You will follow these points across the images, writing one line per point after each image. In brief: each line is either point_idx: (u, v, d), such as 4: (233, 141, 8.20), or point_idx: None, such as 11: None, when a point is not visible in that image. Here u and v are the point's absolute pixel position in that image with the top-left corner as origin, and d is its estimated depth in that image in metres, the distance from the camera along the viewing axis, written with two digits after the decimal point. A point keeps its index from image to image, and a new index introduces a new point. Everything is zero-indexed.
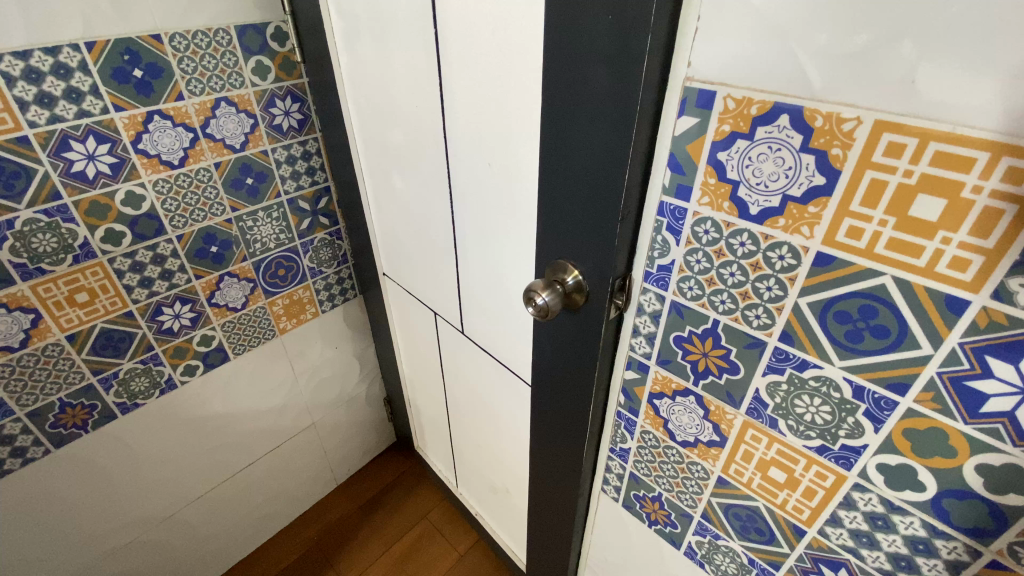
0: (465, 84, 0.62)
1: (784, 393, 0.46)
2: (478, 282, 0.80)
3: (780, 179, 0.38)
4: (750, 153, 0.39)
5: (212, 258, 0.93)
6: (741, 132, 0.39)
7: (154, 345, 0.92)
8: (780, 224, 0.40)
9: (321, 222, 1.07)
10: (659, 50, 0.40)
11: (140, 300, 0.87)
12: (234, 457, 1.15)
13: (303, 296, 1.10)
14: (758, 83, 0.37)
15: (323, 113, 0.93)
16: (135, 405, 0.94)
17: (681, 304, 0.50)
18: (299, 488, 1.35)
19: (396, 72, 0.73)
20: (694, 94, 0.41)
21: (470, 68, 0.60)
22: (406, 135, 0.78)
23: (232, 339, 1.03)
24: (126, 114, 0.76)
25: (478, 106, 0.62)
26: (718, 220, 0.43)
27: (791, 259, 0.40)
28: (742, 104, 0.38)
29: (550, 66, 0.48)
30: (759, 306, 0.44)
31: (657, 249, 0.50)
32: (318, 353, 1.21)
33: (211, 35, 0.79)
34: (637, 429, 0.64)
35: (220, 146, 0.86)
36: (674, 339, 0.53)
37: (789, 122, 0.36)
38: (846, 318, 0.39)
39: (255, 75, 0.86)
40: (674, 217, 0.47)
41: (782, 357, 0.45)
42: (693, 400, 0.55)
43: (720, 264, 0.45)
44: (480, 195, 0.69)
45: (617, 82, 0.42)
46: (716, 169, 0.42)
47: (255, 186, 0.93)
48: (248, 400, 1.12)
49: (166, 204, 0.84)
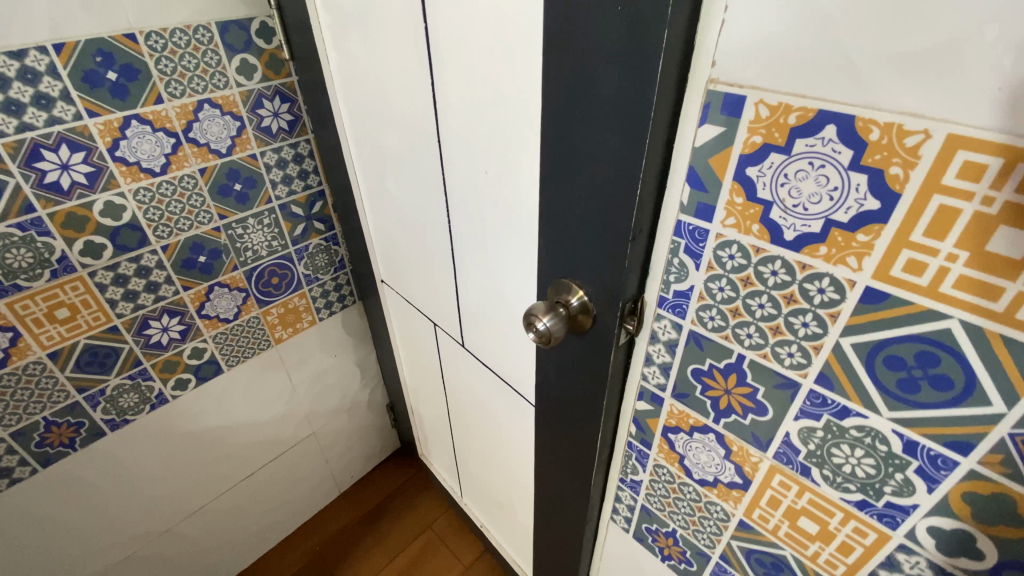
0: (458, 83, 0.56)
1: (819, 440, 0.41)
2: (478, 295, 0.74)
3: (822, 201, 0.32)
4: (786, 169, 0.33)
5: (201, 268, 0.88)
6: (775, 145, 0.33)
7: (142, 360, 0.88)
8: (821, 252, 0.34)
9: (316, 227, 1.02)
10: (676, 49, 0.34)
11: (125, 314, 0.83)
12: (232, 469, 1.12)
13: (298, 304, 1.06)
14: (796, 86, 0.31)
15: (315, 114, 0.87)
16: (124, 421, 0.91)
17: (701, 335, 0.44)
18: (301, 498, 1.32)
19: (387, 71, 0.67)
20: (719, 99, 0.34)
21: (463, 65, 0.54)
22: (399, 138, 0.73)
23: (225, 351, 0.99)
24: (101, 119, 0.71)
25: (472, 107, 0.56)
26: (745, 244, 0.37)
27: (833, 293, 0.34)
28: (777, 112, 0.32)
29: (550, 64, 0.42)
30: (792, 343, 0.38)
31: (673, 273, 0.44)
32: (317, 362, 1.16)
33: (191, 32, 0.74)
34: (650, 461, 0.58)
35: (204, 151, 0.81)
36: (691, 372, 0.47)
37: (836, 134, 0.30)
38: (899, 364, 0.33)
39: (239, 74, 0.81)
40: (692, 238, 0.40)
41: (818, 401, 0.39)
42: (713, 438, 0.49)
43: (748, 293, 0.39)
44: (477, 203, 0.63)
45: (628, 86, 0.36)
46: (744, 186, 0.35)
47: (244, 192, 0.88)
48: (244, 411, 1.08)
49: (148, 213, 0.79)
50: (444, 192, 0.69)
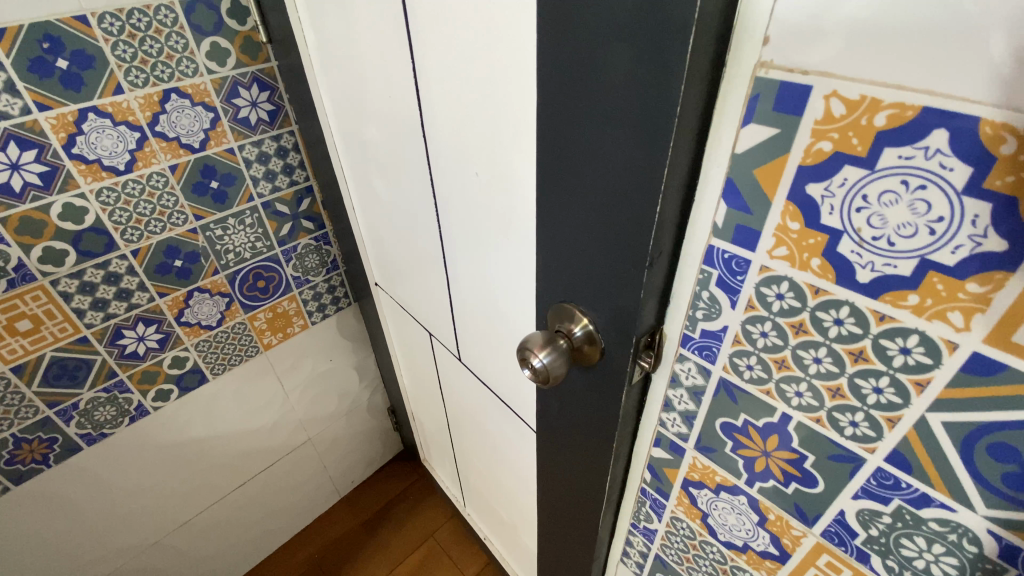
0: (442, 67, 0.47)
1: (885, 527, 0.32)
2: (474, 308, 0.66)
3: (918, 235, 0.23)
4: (867, 190, 0.24)
5: (177, 272, 0.82)
6: (851, 156, 0.23)
7: (117, 371, 0.83)
8: (910, 302, 0.25)
9: (304, 226, 0.94)
10: (710, 21, 0.24)
11: (95, 325, 0.77)
12: (223, 478, 1.07)
13: (288, 308, 0.99)
14: (891, 71, 0.21)
15: (297, 103, 0.79)
16: (102, 436, 0.86)
17: (734, 385, 0.35)
18: (299, 504, 1.27)
19: (366, 53, 0.58)
20: (771, 90, 0.25)
21: (447, 46, 0.45)
22: (383, 132, 0.64)
23: (209, 360, 0.92)
24: (53, 113, 0.64)
25: (459, 96, 0.47)
26: (800, 282, 0.28)
27: (923, 356, 0.25)
28: (857, 109, 0.23)
29: (547, 43, 0.33)
30: (857, 411, 0.29)
31: (702, 309, 0.35)
32: (311, 368, 1.09)
33: (151, 13, 0.66)
34: (666, 512, 0.50)
35: (174, 145, 0.74)
36: (721, 426, 0.38)
37: (947, 143, 0.21)
38: (1010, 456, 0.25)
39: (210, 60, 0.73)
40: (728, 269, 0.31)
41: (887, 482, 0.31)
42: (744, 501, 0.41)
43: (799, 343, 0.30)
44: (470, 208, 0.55)
45: (644, 72, 0.27)
46: (803, 210, 0.26)
47: (221, 190, 0.81)
48: (233, 420, 1.02)
49: (114, 215, 0.72)
50: (434, 194, 0.60)
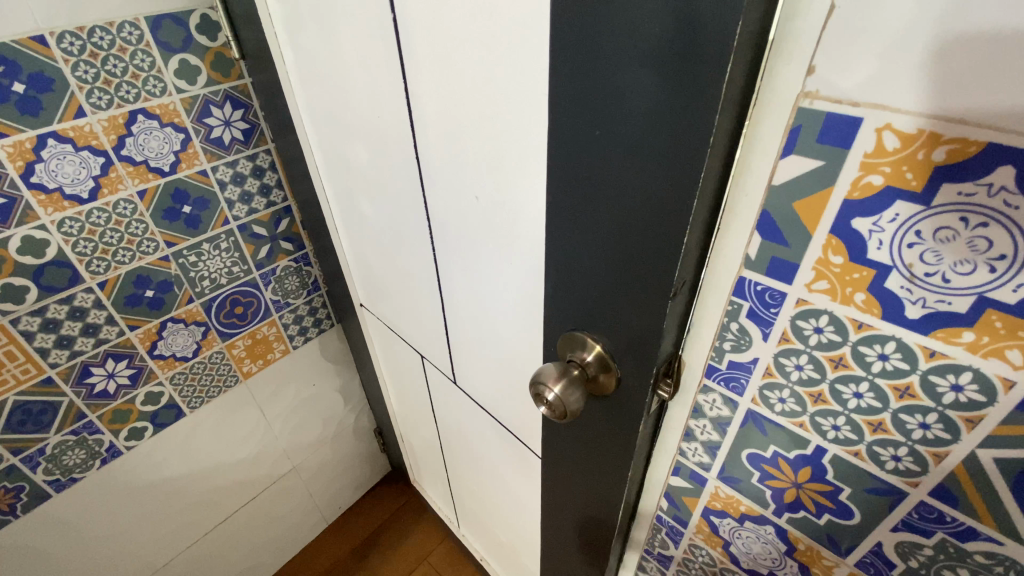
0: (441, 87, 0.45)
1: (925, 559, 0.31)
2: (473, 332, 0.63)
3: (976, 273, 0.22)
4: (921, 225, 0.23)
5: (148, 303, 0.77)
6: (904, 190, 0.22)
7: (86, 412, 0.77)
8: (965, 339, 0.24)
9: (283, 247, 0.89)
10: (749, 50, 0.23)
11: (60, 364, 0.72)
12: (203, 516, 1.01)
13: (268, 334, 0.94)
14: (951, 104, 0.20)
15: (274, 120, 0.75)
16: (71, 481, 0.80)
17: (764, 417, 0.34)
18: (285, 536, 1.21)
19: (351, 72, 0.55)
20: (816, 121, 0.24)
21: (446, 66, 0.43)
22: (370, 152, 0.61)
23: (186, 393, 0.87)
24: (9, 140, 0.59)
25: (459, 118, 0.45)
26: (841, 316, 0.27)
27: (976, 393, 0.25)
28: (912, 143, 0.22)
29: (559, 68, 0.31)
30: (900, 445, 0.28)
31: (729, 340, 0.33)
32: (294, 394, 1.04)
33: (114, 30, 0.61)
34: (684, 540, 0.49)
35: (142, 169, 0.69)
36: (748, 457, 0.37)
37: (1012, 180, 0.20)
38: None
39: (179, 78, 0.68)
40: (761, 301, 0.30)
41: (930, 515, 0.30)
42: (771, 531, 0.40)
43: (838, 378, 0.29)
44: (469, 232, 0.52)
45: (672, 100, 0.26)
46: (848, 244, 0.25)
47: (194, 214, 0.76)
48: (213, 454, 0.96)
49: (78, 246, 0.67)
50: (428, 216, 0.58)
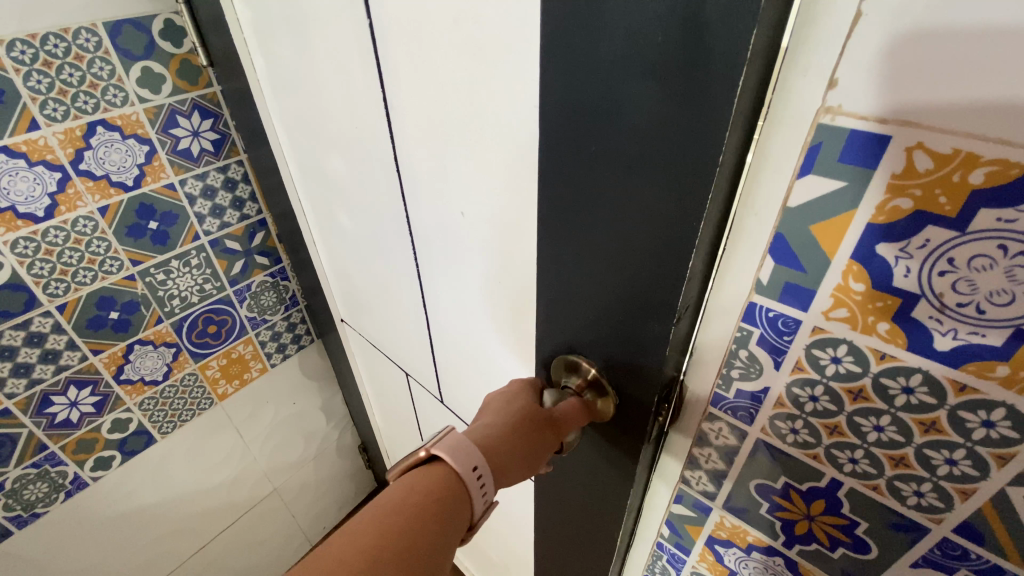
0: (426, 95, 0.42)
1: None
2: (460, 350, 0.60)
3: (1016, 304, 0.20)
4: (955, 252, 0.21)
5: (114, 325, 0.72)
6: (936, 215, 0.21)
7: (47, 443, 0.73)
8: (1001, 374, 0.22)
9: (259, 262, 0.85)
10: (759, 61, 0.21)
11: (17, 394, 0.67)
12: (179, 544, 0.96)
13: (244, 352, 0.89)
14: (994, 123, 0.18)
15: (245, 130, 0.71)
16: (34, 516, 0.75)
17: (775, 447, 0.32)
18: (267, 559, 1.16)
19: (326, 82, 0.52)
20: (838, 138, 0.22)
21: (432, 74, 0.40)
22: (348, 165, 0.58)
23: (156, 419, 0.83)
24: None
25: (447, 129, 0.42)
26: (861, 345, 0.25)
27: (1009, 430, 0.23)
28: (946, 165, 0.20)
29: (550, 78, 0.28)
30: (924, 480, 0.27)
31: (737, 368, 0.31)
32: (274, 413, 1.00)
33: (70, 37, 0.57)
34: (686, 568, 0.46)
35: (104, 184, 0.65)
36: (757, 487, 0.35)
37: None
38: None
39: (142, 87, 0.64)
40: (773, 329, 0.28)
41: (953, 551, 0.28)
42: (780, 562, 0.38)
43: (857, 410, 0.27)
44: (456, 247, 0.50)
45: (672, 114, 0.24)
46: (871, 270, 0.23)
47: (161, 230, 0.72)
48: (187, 480, 0.91)
49: (35, 268, 0.63)
50: (410, 229, 0.55)
